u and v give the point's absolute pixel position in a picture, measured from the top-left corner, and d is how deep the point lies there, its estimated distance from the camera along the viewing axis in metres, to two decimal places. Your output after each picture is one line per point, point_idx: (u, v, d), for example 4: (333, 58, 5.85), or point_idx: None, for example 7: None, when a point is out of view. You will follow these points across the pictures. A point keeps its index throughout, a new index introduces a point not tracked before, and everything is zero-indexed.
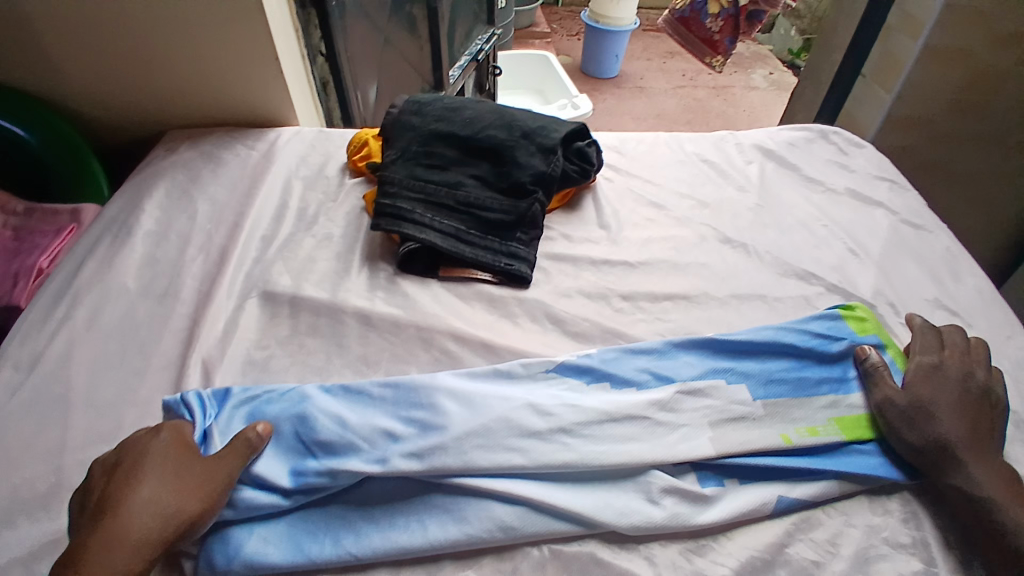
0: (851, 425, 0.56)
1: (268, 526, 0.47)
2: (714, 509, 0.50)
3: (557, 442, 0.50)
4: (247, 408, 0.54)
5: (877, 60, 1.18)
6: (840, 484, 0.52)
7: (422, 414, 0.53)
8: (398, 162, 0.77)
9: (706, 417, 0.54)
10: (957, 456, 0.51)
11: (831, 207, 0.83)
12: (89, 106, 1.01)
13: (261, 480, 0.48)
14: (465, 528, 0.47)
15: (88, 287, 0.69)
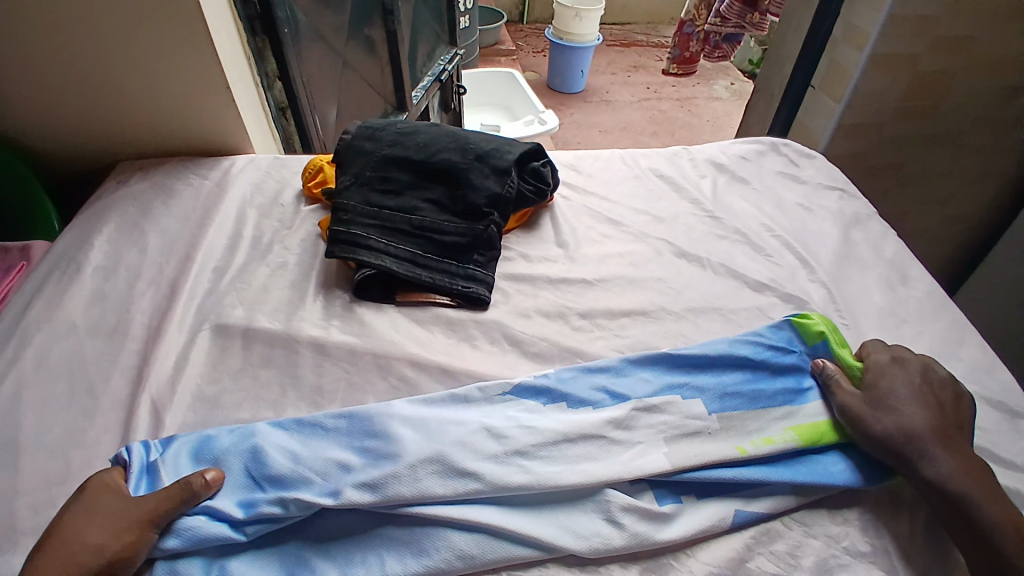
0: (807, 433, 0.56)
1: (218, 564, 0.45)
2: (673, 527, 0.50)
3: (514, 465, 0.50)
4: (195, 446, 0.52)
5: (824, 72, 1.22)
6: (796, 497, 0.53)
7: (376, 443, 0.52)
8: (352, 187, 0.76)
9: (661, 434, 0.54)
10: (922, 449, 0.52)
11: (783, 217, 0.84)
12: (36, 139, 0.99)
13: (212, 515, 0.46)
14: (423, 561, 0.46)
15: (33, 326, 0.67)
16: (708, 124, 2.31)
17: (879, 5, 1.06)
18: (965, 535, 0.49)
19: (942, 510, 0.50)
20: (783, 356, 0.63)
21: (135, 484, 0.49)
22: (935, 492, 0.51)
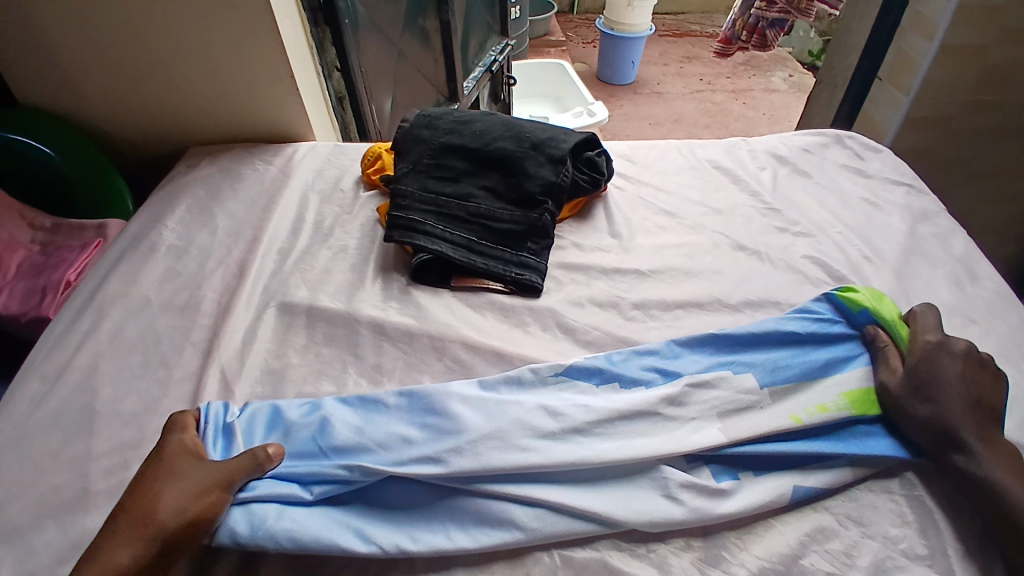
0: (860, 401, 0.56)
1: (289, 509, 0.48)
2: (732, 503, 0.50)
3: (571, 441, 0.51)
4: (266, 414, 0.56)
5: (892, 62, 1.17)
6: (853, 470, 0.54)
7: (435, 420, 0.54)
8: (410, 175, 0.78)
9: (716, 411, 0.55)
10: (960, 441, 0.52)
11: (846, 212, 0.82)
12: (114, 126, 1.05)
13: (288, 474, 0.50)
14: (488, 532, 0.47)
15: (111, 301, 0.72)
16: (765, 117, 2.24)
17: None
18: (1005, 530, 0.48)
19: (982, 503, 0.50)
20: (828, 327, 0.63)
21: (213, 446, 0.52)
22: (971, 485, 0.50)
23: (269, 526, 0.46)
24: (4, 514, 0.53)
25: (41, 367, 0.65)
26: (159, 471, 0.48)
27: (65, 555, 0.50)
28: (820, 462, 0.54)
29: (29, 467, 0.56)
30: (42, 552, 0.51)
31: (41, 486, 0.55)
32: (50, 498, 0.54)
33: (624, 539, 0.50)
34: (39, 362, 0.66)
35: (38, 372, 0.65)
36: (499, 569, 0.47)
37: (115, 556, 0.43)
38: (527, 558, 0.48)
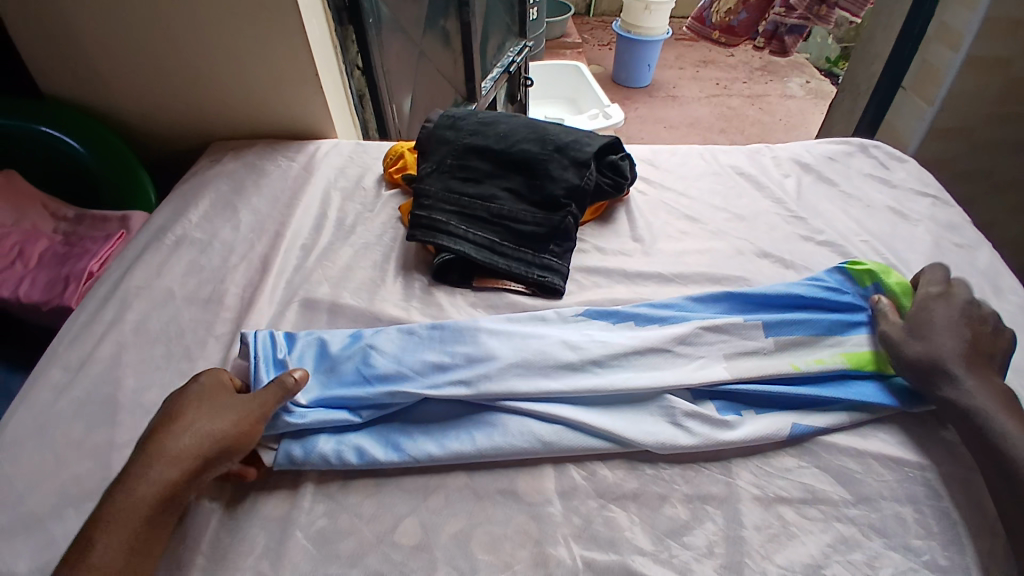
0: (857, 357, 0.61)
1: (342, 435, 0.55)
2: (735, 432, 0.56)
3: (587, 371, 0.58)
4: (317, 340, 0.62)
5: (916, 72, 1.16)
6: (849, 415, 0.58)
7: (466, 348, 0.60)
8: (434, 175, 0.78)
9: (722, 350, 0.62)
10: (949, 374, 0.56)
11: (870, 221, 0.81)
12: (139, 119, 1.06)
13: (337, 402, 0.56)
14: (508, 439, 0.54)
15: (135, 292, 0.73)
16: (781, 123, 2.23)
17: (975, 6, 1.02)
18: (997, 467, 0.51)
19: (972, 436, 0.53)
20: (840, 295, 0.67)
21: (262, 370, 0.57)
22: (958, 415, 0.54)
23: (322, 448, 0.53)
24: (26, 503, 0.54)
25: (63, 357, 0.66)
26: (191, 399, 0.51)
27: None
28: (818, 406, 0.59)
29: (53, 455, 0.57)
30: (63, 541, 0.51)
31: (63, 475, 0.56)
32: (71, 488, 0.55)
33: (646, 543, 0.50)
34: (62, 351, 0.66)
35: (59, 362, 0.65)
36: (521, 570, 0.48)
37: (158, 474, 0.46)
38: (549, 560, 0.48)
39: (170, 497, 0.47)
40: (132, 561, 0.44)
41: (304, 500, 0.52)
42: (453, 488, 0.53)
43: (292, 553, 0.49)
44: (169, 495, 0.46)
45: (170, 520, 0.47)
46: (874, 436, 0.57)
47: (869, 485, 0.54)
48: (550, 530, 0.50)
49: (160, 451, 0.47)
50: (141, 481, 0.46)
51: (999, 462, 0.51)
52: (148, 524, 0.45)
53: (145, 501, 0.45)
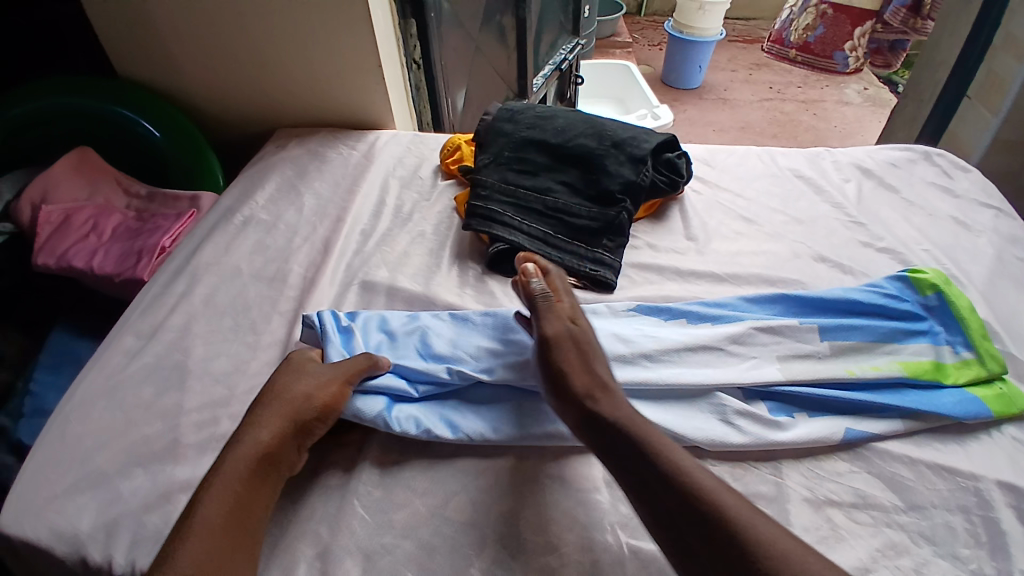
0: (914, 367, 0.60)
1: (399, 405, 0.57)
2: (786, 434, 0.56)
3: (639, 365, 0.59)
4: (376, 319, 0.65)
5: (981, 82, 1.14)
6: (904, 423, 0.57)
7: (517, 337, 0.63)
8: (491, 166, 0.80)
9: (775, 353, 0.61)
10: (600, 392, 0.52)
11: (932, 230, 0.80)
12: (209, 104, 1.11)
13: (397, 372, 0.59)
14: (558, 426, 0.56)
15: (205, 267, 0.77)
16: (836, 129, 2.17)
17: None
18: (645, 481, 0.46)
19: (619, 450, 0.48)
20: (898, 302, 0.66)
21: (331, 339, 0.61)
22: (603, 429, 0.50)
23: (382, 413, 0.55)
24: (105, 457, 0.58)
25: (138, 324, 0.70)
26: (286, 372, 0.56)
27: (157, 500, 0.54)
28: (872, 413, 0.58)
29: (128, 415, 0.61)
30: (136, 495, 0.55)
31: (137, 434, 0.59)
32: (144, 447, 0.58)
33: None
34: (137, 319, 0.71)
35: (133, 329, 0.70)
36: (565, 552, 0.49)
37: (259, 435, 0.51)
38: (593, 544, 0.49)
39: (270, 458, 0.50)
40: (236, 518, 0.46)
41: (360, 471, 0.55)
42: (502, 468, 0.55)
43: (346, 519, 0.51)
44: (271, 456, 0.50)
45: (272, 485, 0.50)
46: (931, 447, 0.56)
47: (920, 493, 0.53)
48: (595, 516, 0.51)
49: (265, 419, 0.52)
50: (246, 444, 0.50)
51: (638, 476, 0.46)
52: (251, 483, 0.48)
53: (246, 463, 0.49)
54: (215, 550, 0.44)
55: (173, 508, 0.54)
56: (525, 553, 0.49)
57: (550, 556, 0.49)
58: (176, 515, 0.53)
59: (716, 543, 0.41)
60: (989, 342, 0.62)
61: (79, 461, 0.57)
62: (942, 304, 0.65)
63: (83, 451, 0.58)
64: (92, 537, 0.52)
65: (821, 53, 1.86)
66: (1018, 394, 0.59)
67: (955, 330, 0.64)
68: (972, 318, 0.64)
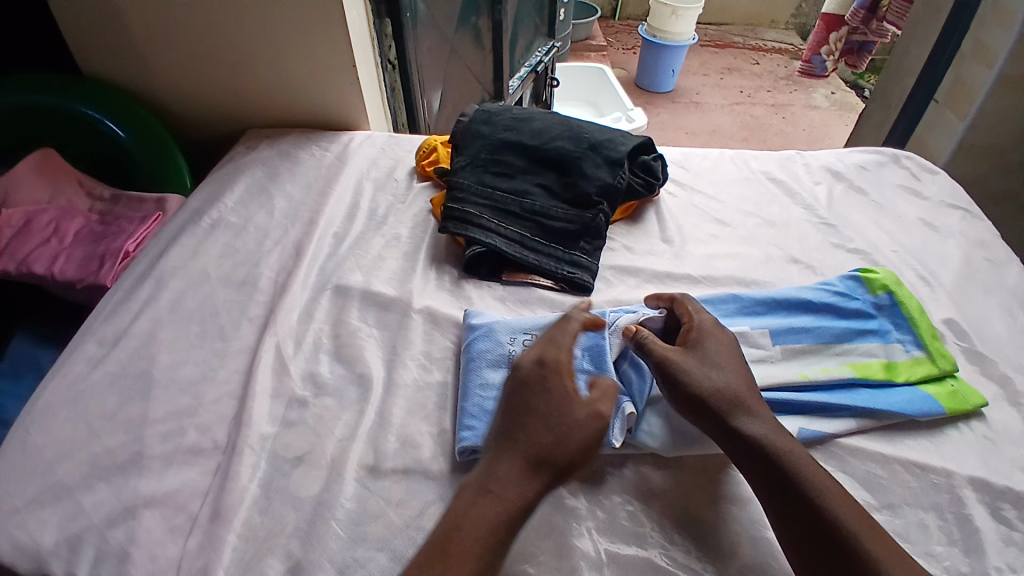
0: (863, 368, 0.61)
1: None
2: None
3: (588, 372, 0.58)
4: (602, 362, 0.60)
5: (949, 87, 1.17)
6: (857, 421, 0.57)
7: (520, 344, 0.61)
8: (468, 169, 0.79)
9: None
10: (744, 407, 0.52)
11: (901, 233, 0.81)
12: (175, 103, 1.08)
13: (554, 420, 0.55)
14: None
15: (171, 271, 0.74)
16: (804, 134, 2.22)
17: (1011, 22, 1.02)
18: (780, 498, 0.48)
19: (751, 465, 0.50)
20: (849, 301, 0.67)
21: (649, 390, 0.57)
22: (741, 443, 0.50)
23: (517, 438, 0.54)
24: (64, 470, 0.55)
25: (100, 331, 0.68)
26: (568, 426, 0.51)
27: (119, 515, 0.52)
28: (826, 412, 0.58)
29: (87, 426, 0.58)
30: (97, 510, 0.52)
31: (99, 446, 0.57)
32: (104, 459, 0.56)
33: (668, 539, 0.50)
34: (100, 326, 0.68)
35: (95, 336, 0.67)
36: (545, 560, 0.49)
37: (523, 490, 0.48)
38: (573, 551, 0.49)
39: (547, 450, 0.49)
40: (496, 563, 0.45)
41: (334, 482, 0.53)
42: (479, 476, 0.54)
43: (319, 532, 0.50)
44: (549, 444, 0.49)
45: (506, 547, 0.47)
46: (903, 444, 0.57)
47: (894, 491, 0.54)
48: (574, 523, 0.51)
49: (519, 415, 0.51)
50: (513, 446, 0.50)
51: (774, 494, 0.48)
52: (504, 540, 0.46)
53: (519, 462, 0.49)
54: None
55: (138, 522, 0.52)
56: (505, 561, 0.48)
57: (529, 565, 0.48)
58: (141, 530, 0.51)
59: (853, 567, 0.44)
60: (938, 341, 0.64)
61: (35, 474, 0.55)
62: (892, 304, 0.66)
63: (39, 464, 0.55)
64: (51, 555, 0.50)
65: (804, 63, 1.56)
66: (969, 391, 0.60)
67: (905, 329, 0.64)
68: (920, 319, 0.65)
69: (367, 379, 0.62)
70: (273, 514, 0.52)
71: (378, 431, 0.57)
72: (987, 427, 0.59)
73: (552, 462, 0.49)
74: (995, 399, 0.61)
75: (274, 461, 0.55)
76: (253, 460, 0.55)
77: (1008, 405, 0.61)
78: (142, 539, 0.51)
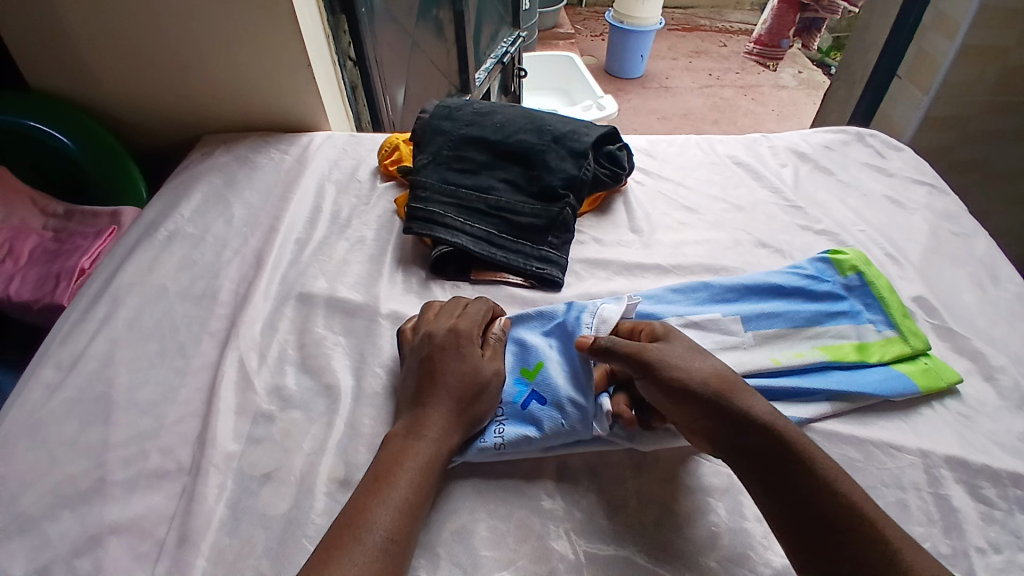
0: (835, 351, 0.61)
1: (511, 432, 0.54)
2: None
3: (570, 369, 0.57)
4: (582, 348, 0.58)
5: (912, 61, 1.17)
6: (832, 405, 0.57)
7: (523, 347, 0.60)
8: (430, 167, 0.78)
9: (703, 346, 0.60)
10: (737, 391, 0.50)
11: (867, 211, 0.81)
12: (125, 111, 1.04)
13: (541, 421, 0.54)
14: (506, 441, 0.53)
15: (127, 288, 0.71)
16: (773, 113, 2.22)
17: None
18: (786, 482, 0.46)
19: (750, 447, 0.48)
20: (820, 284, 0.66)
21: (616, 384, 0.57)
22: (741, 426, 0.49)
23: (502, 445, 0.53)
24: (19, 502, 0.52)
25: (54, 354, 0.64)
26: (458, 373, 0.54)
27: (82, 546, 0.50)
28: (800, 397, 0.58)
29: (42, 455, 0.55)
30: (58, 542, 0.50)
31: (56, 475, 0.54)
32: (64, 488, 0.53)
33: (648, 536, 0.50)
34: (53, 348, 0.65)
35: (52, 360, 0.64)
36: (524, 565, 0.48)
37: (436, 436, 0.51)
38: (552, 554, 0.48)
39: (470, 397, 0.53)
40: (414, 507, 0.47)
41: (305, 499, 0.52)
42: (454, 485, 0.53)
43: (290, 551, 0.49)
44: (469, 391, 0.54)
45: (431, 491, 0.49)
46: (876, 425, 0.57)
47: (870, 473, 0.54)
48: (551, 525, 0.50)
49: (435, 369, 0.54)
50: (436, 392, 0.53)
51: (773, 477, 0.47)
52: (422, 485, 0.48)
53: (446, 406, 0.52)
54: (392, 551, 0.44)
55: (104, 551, 0.49)
56: (481, 569, 0.47)
57: (507, 571, 0.47)
58: (105, 560, 0.49)
59: (873, 546, 0.43)
60: (909, 319, 0.64)
61: None
62: (862, 284, 0.66)
63: None
64: None
65: (767, 44, 1.41)
66: (942, 368, 0.60)
67: (876, 308, 0.64)
68: (891, 297, 0.65)
69: (334, 390, 0.60)
70: (242, 535, 0.50)
71: (349, 443, 0.56)
72: (962, 403, 0.59)
73: (478, 405, 0.53)
74: (968, 374, 0.62)
75: (241, 479, 0.54)
76: (219, 480, 0.53)
77: (981, 379, 0.61)
78: (108, 569, 0.48)
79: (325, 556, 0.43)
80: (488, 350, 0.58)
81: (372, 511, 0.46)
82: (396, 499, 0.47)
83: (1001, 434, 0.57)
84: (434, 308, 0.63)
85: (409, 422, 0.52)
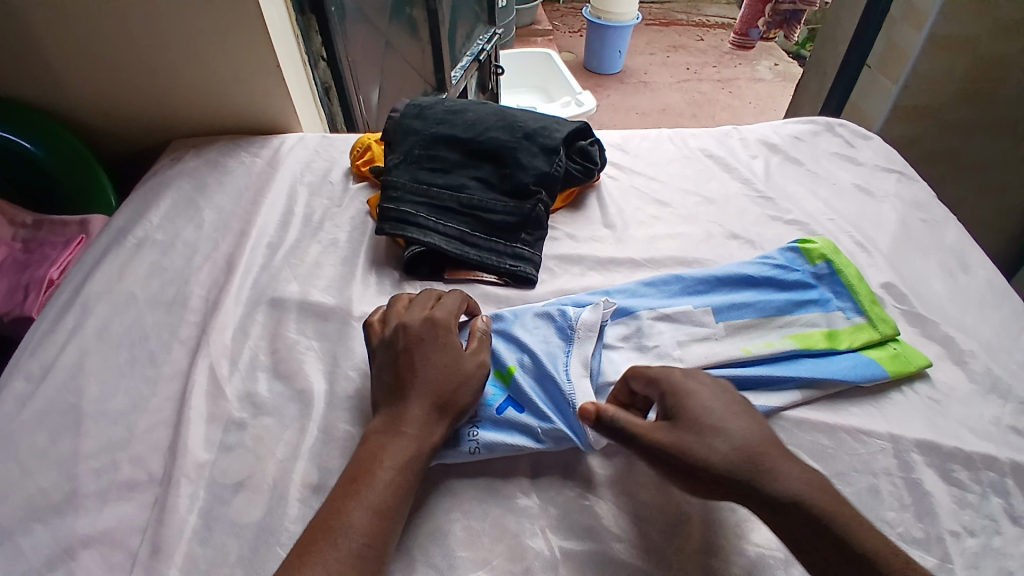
0: (805, 339, 0.61)
1: (491, 437, 0.53)
2: None
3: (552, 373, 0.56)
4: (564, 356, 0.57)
5: (881, 52, 1.19)
6: (802, 393, 0.58)
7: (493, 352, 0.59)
8: (401, 166, 0.77)
9: (677, 338, 0.61)
10: (765, 469, 0.46)
11: (838, 200, 0.82)
12: (90, 116, 1.02)
13: (522, 428, 0.54)
14: (486, 446, 0.53)
15: (95, 297, 0.70)
16: (750, 106, 2.24)
17: None
18: (829, 563, 0.44)
19: (783, 527, 0.45)
20: (789, 273, 0.67)
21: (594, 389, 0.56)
22: (776, 505, 0.45)
23: (483, 449, 0.53)
24: None
25: (22, 366, 0.63)
26: (439, 368, 0.53)
27: (54, 559, 0.49)
28: (771, 386, 0.58)
29: (9, 468, 0.54)
30: (27, 557, 0.49)
31: (22, 489, 0.53)
32: (33, 502, 0.52)
33: (623, 532, 0.50)
34: (21, 360, 0.64)
35: (19, 372, 0.62)
36: (499, 564, 0.48)
37: (417, 435, 0.50)
38: (528, 552, 0.48)
39: (450, 392, 0.52)
40: (390, 510, 0.46)
41: (278, 505, 0.51)
42: (429, 486, 0.52)
43: (263, 557, 0.48)
44: (450, 386, 0.53)
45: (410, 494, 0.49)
46: (846, 412, 0.58)
47: (842, 460, 0.54)
48: (526, 523, 0.50)
49: (414, 363, 0.54)
50: (415, 386, 0.52)
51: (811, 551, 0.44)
52: (401, 486, 0.48)
53: (425, 402, 0.52)
54: (371, 559, 0.44)
55: (75, 564, 0.48)
56: (457, 569, 0.47)
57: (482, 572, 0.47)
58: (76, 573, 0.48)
59: None
60: (878, 306, 0.64)
61: None
62: (831, 273, 0.67)
63: None
64: None
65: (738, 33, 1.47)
66: (911, 354, 0.61)
67: (845, 296, 0.65)
68: (859, 285, 0.65)
69: (307, 395, 0.59)
70: (215, 544, 0.49)
71: (322, 446, 0.55)
72: (933, 389, 0.60)
73: (460, 399, 0.53)
74: (940, 359, 0.63)
75: (213, 486, 0.53)
76: (191, 490, 0.53)
77: (952, 364, 0.62)
78: None
79: (297, 561, 0.43)
80: (472, 343, 0.57)
81: (346, 512, 0.45)
82: (372, 499, 0.46)
83: (972, 418, 0.58)
84: (406, 301, 0.61)
85: (387, 421, 0.51)
